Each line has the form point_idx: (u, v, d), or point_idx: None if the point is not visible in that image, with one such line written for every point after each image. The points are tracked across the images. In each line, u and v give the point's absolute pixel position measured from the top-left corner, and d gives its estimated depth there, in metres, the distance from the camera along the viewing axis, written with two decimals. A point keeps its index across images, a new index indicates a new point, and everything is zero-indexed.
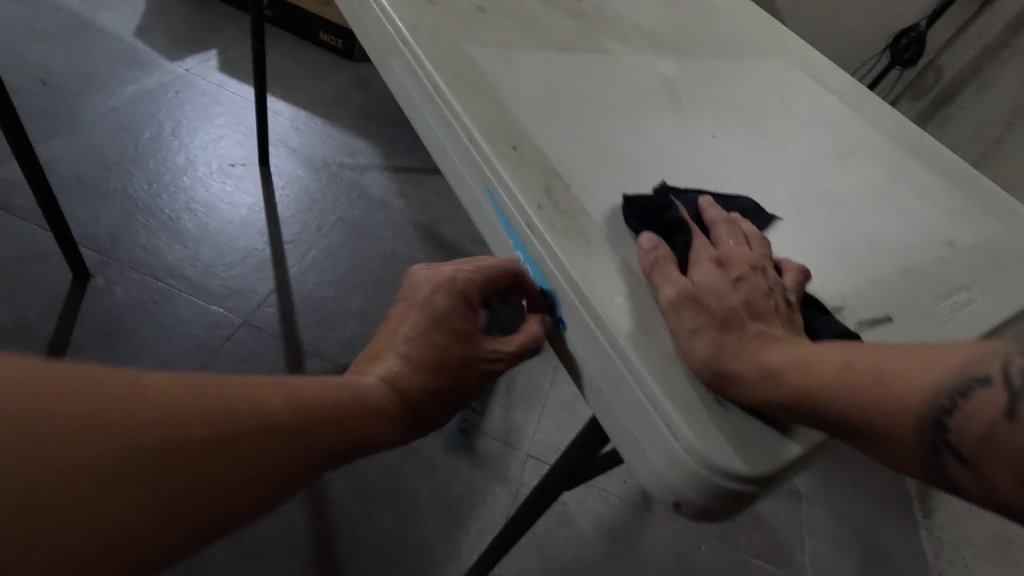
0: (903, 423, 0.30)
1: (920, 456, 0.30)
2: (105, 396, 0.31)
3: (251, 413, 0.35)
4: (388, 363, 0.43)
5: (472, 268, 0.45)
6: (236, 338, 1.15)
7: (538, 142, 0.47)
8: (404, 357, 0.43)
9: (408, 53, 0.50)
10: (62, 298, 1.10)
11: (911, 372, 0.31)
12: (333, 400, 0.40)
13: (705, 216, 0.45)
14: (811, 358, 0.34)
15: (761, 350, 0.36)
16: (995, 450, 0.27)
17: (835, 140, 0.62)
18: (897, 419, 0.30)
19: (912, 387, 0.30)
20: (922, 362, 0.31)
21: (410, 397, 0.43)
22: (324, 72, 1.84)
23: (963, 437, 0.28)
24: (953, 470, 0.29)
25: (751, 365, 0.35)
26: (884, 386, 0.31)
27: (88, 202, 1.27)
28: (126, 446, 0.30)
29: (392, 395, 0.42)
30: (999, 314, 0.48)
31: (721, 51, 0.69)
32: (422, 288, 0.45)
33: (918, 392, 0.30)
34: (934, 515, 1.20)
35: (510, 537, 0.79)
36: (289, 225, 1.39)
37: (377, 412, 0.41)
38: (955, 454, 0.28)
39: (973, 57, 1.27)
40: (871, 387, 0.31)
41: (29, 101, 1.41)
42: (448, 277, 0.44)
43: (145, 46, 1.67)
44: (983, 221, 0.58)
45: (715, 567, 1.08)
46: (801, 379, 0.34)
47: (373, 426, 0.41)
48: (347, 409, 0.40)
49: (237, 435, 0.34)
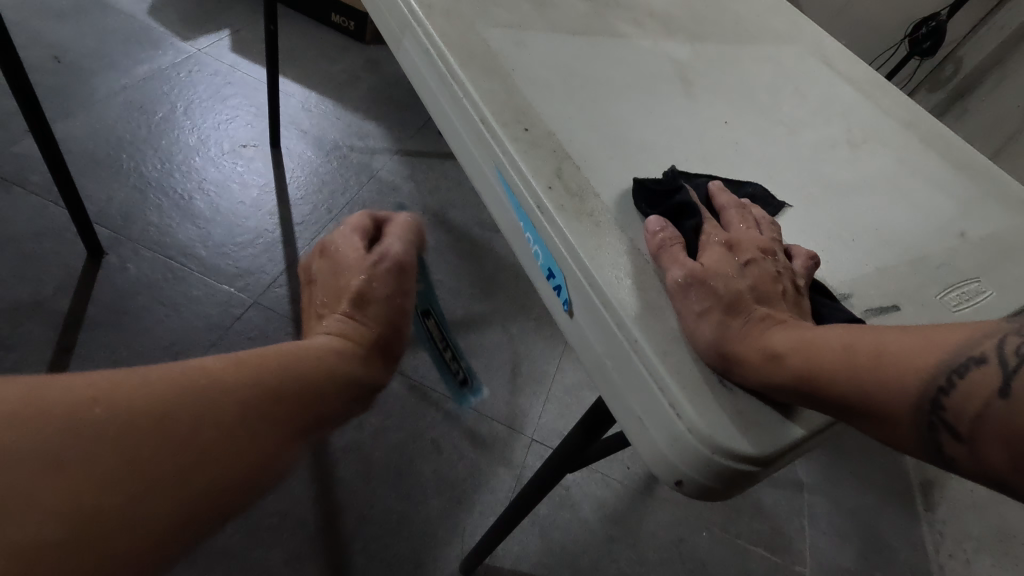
0: (901, 401, 0.31)
1: (920, 435, 0.30)
2: (179, 381, 0.35)
3: (264, 368, 0.40)
4: (329, 325, 0.50)
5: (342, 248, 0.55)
6: (246, 318, 1.16)
7: (549, 124, 0.47)
8: (342, 316, 0.51)
9: (422, 33, 0.50)
10: (76, 274, 1.12)
11: (912, 351, 0.31)
12: (312, 356, 0.45)
13: (715, 200, 0.46)
14: (814, 341, 0.35)
15: (765, 333, 0.36)
16: (990, 427, 0.28)
17: (849, 128, 0.61)
18: (896, 398, 0.31)
19: (913, 366, 0.31)
20: (922, 342, 0.31)
21: (355, 335, 0.50)
22: (335, 55, 1.83)
23: (959, 414, 0.28)
24: (949, 447, 0.29)
25: (755, 346, 0.36)
26: (883, 366, 0.32)
27: (101, 180, 1.28)
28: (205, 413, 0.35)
29: (343, 340, 0.49)
30: (1007, 305, 0.48)
31: (735, 37, 0.69)
32: (328, 274, 0.54)
33: (917, 372, 0.30)
34: (936, 509, 1.20)
35: (514, 517, 0.80)
36: (299, 207, 1.40)
37: (338, 349, 0.48)
38: (951, 431, 0.29)
39: (994, 48, 1.25)
40: (871, 367, 0.32)
41: (43, 78, 1.42)
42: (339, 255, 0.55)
43: (158, 25, 1.67)
44: (996, 212, 0.58)
45: (714, 553, 1.09)
46: (803, 360, 0.34)
47: (343, 362, 0.47)
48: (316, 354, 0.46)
49: (272, 398, 0.39)
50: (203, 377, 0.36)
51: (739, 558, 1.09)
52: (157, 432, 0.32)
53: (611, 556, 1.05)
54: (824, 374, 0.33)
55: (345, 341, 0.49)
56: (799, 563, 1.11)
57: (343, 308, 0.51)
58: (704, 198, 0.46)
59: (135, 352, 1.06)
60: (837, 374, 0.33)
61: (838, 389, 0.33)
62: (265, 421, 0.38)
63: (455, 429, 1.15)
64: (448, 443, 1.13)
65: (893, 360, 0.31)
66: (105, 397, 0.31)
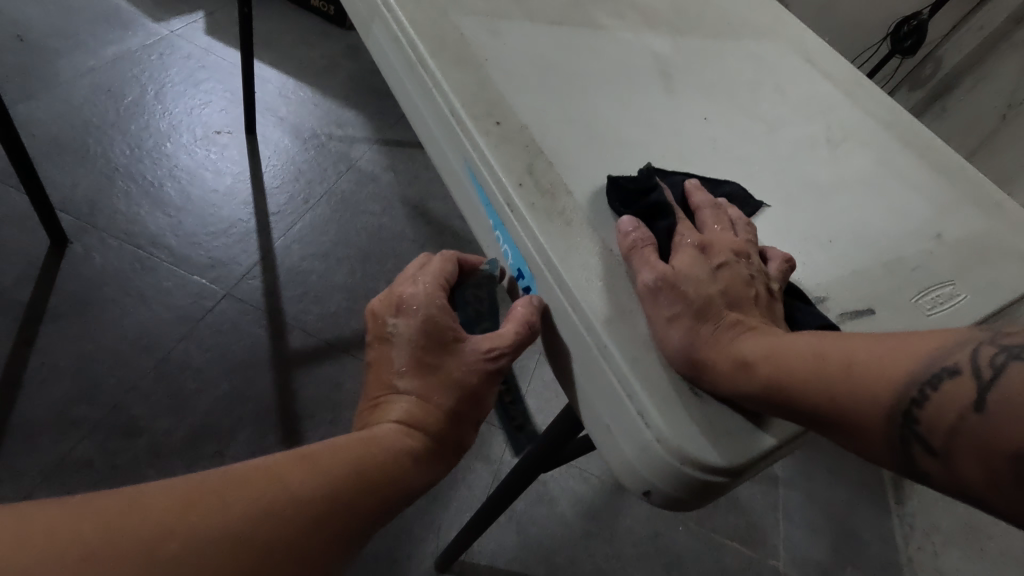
0: (873, 411, 0.30)
1: (892, 447, 0.30)
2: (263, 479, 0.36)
3: (338, 457, 0.40)
4: (400, 405, 0.44)
5: (413, 289, 0.45)
6: (218, 310, 1.13)
7: (522, 117, 0.45)
8: (414, 393, 0.44)
9: (393, 19, 0.48)
10: (39, 263, 1.08)
11: (882, 362, 0.31)
12: (382, 455, 0.42)
13: (691, 200, 0.45)
14: (785, 350, 0.34)
15: (735, 341, 0.36)
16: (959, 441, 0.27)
17: (828, 127, 0.61)
18: (867, 410, 0.30)
19: (885, 378, 0.30)
20: (894, 351, 0.31)
21: (429, 428, 0.44)
22: (313, 40, 1.79)
23: (931, 426, 0.28)
24: (921, 460, 0.29)
25: (725, 354, 0.35)
26: (854, 376, 0.31)
27: (66, 165, 1.23)
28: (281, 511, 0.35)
29: (413, 434, 0.44)
30: (981, 309, 0.48)
31: (717, 31, 0.68)
32: (393, 325, 0.45)
33: (889, 383, 0.30)
34: (907, 503, 1.22)
35: (489, 516, 0.79)
36: (275, 197, 1.36)
37: (407, 452, 0.43)
38: (923, 444, 0.28)
39: (974, 47, 1.25)
40: (842, 377, 0.31)
41: (5, 59, 1.36)
42: (406, 302, 0.45)
43: (128, 5, 1.61)
44: (971, 214, 0.58)
45: (690, 548, 1.10)
46: (774, 370, 0.34)
47: (409, 466, 0.43)
48: (385, 457, 0.42)
49: (340, 493, 0.39)
50: (282, 473, 0.37)
51: (714, 553, 1.10)
52: (241, 532, 0.33)
53: (588, 551, 1.05)
54: (797, 385, 0.33)
55: (405, 439, 0.43)
56: (772, 557, 1.12)
57: (401, 385, 0.45)
58: (680, 197, 0.45)
59: (101, 345, 1.03)
60: (808, 384, 0.32)
61: (809, 399, 0.32)
62: (334, 519, 0.38)
63: None
64: None
65: (865, 371, 0.31)
66: (203, 500, 0.33)
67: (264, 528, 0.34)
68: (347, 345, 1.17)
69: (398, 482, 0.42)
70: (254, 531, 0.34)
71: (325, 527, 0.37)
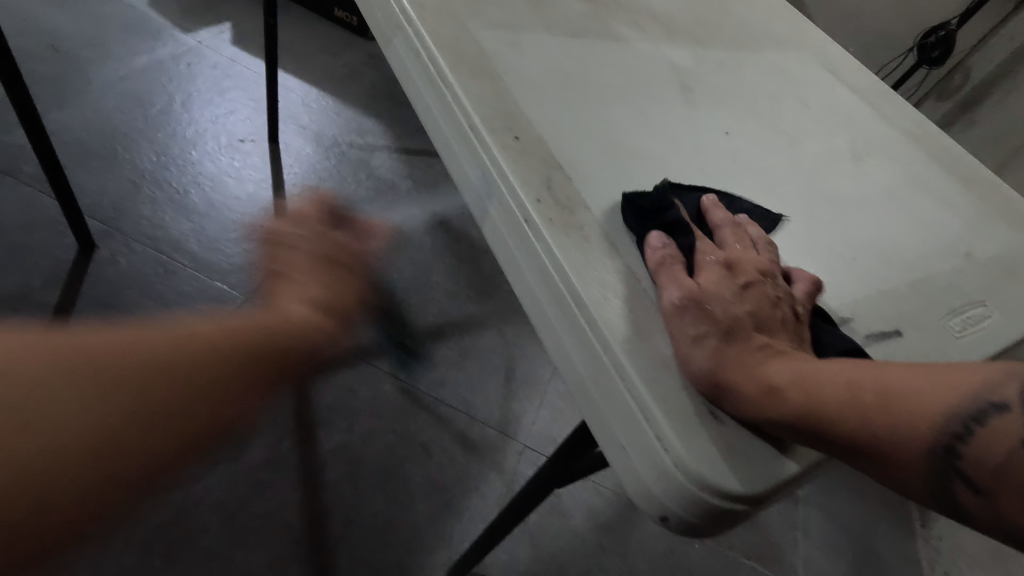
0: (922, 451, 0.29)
1: (930, 482, 0.29)
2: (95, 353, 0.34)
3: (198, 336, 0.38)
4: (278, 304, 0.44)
5: None
6: (237, 315, 1.15)
7: (540, 130, 0.45)
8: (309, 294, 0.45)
9: (413, 32, 0.48)
10: (66, 266, 1.10)
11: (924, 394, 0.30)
12: (264, 332, 0.41)
13: (712, 217, 0.44)
14: (820, 377, 0.33)
15: (765, 365, 0.35)
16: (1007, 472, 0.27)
17: (852, 140, 0.60)
18: (907, 444, 0.29)
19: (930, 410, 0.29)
20: (934, 381, 0.30)
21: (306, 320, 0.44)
22: (337, 49, 1.81)
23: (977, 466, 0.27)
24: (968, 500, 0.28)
25: (755, 379, 0.34)
26: (893, 407, 0.30)
27: (96, 171, 1.27)
28: (122, 392, 0.34)
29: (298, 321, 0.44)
30: (1014, 331, 0.47)
31: (747, 48, 0.67)
32: None
33: (929, 416, 0.29)
34: (932, 525, 1.19)
35: (502, 528, 0.79)
36: (295, 204, 1.38)
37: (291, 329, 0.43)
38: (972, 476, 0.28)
39: (1005, 59, 1.22)
40: (879, 408, 0.30)
41: (41, 67, 1.40)
42: None
43: (158, 15, 1.65)
44: (1001, 230, 0.56)
45: (705, 565, 1.08)
46: (808, 398, 0.33)
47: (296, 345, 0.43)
48: (271, 338, 0.41)
49: (198, 367, 0.37)
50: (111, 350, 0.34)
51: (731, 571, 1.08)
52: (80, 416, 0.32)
53: (601, 566, 1.04)
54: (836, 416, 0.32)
55: (297, 321, 0.44)
56: None
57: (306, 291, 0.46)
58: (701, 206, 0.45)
59: None
60: (844, 414, 0.31)
61: (843, 428, 0.31)
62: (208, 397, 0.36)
63: (446, 433, 1.13)
64: (438, 448, 1.11)
65: (909, 410, 0.29)
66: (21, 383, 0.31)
67: (52, 426, 0.31)
68: (363, 353, 1.18)
69: (286, 356, 0.42)
70: (41, 435, 0.30)
71: (196, 400, 0.36)
